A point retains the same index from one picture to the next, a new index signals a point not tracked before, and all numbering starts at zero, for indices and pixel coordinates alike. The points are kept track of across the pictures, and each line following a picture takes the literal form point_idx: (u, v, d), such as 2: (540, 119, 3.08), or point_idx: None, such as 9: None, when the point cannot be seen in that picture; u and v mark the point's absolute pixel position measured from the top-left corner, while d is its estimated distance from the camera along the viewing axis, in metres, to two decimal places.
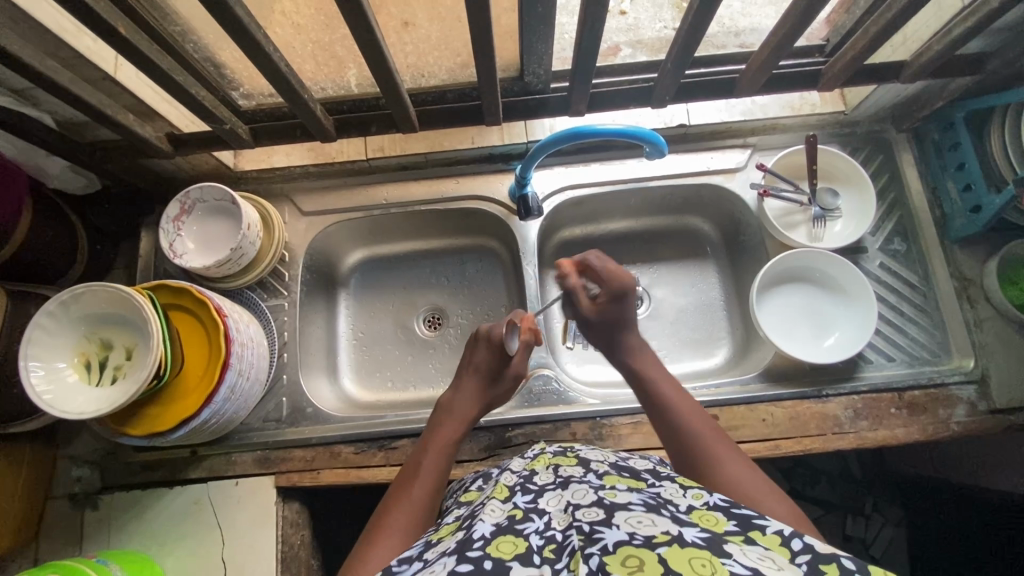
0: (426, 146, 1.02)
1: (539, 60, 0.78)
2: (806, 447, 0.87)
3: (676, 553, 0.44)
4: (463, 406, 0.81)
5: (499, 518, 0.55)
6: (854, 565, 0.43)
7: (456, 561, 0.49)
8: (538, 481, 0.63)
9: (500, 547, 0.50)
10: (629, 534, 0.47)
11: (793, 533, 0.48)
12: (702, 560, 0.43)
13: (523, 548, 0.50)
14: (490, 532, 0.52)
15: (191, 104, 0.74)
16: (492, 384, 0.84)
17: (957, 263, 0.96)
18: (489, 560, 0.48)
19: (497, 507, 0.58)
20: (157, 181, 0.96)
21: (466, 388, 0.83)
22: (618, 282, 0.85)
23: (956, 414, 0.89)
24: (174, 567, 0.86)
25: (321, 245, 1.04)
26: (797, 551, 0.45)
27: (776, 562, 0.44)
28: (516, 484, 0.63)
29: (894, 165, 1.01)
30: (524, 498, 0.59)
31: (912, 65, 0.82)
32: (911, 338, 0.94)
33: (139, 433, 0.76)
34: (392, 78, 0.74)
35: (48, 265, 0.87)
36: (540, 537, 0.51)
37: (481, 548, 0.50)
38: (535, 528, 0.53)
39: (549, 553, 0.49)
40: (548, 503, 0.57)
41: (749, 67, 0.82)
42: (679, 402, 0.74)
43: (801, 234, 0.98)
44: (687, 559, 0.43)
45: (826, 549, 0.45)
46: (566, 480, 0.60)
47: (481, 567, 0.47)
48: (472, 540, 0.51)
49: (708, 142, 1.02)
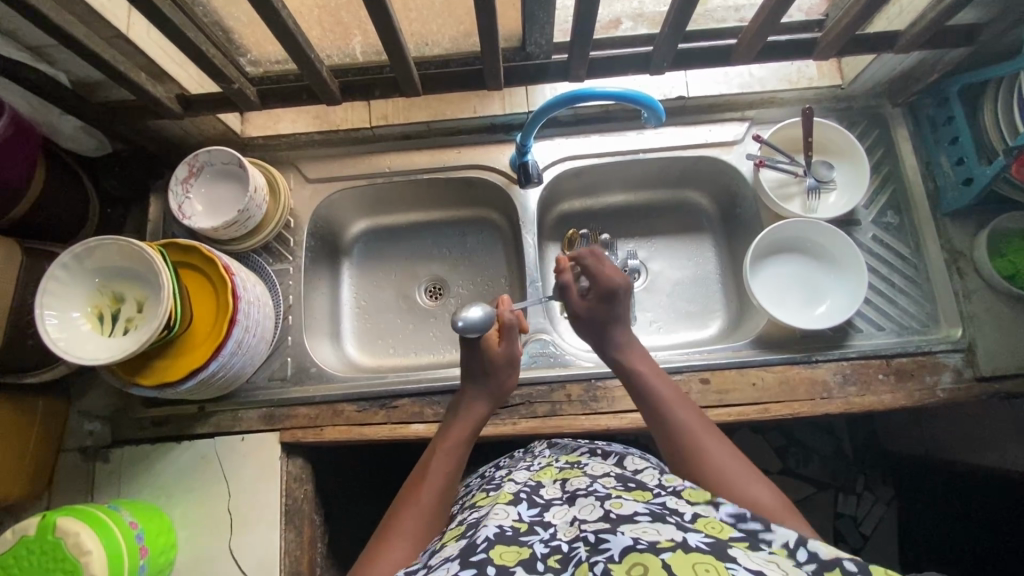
0: (427, 115, 1.04)
1: (540, 29, 0.80)
2: (795, 411, 0.90)
3: (680, 559, 0.47)
4: (469, 410, 0.81)
5: (503, 527, 0.59)
6: (855, 566, 0.49)
7: (459, 565, 0.53)
8: (545, 495, 0.66)
9: (504, 555, 0.54)
10: (633, 540, 0.50)
11: (798, 542, 0.53)
12: (706, 565, 0.46)
13: (526, 555, 0.54)
14: (493, 537, 0.56)
15: (202, 62, 0.75)
16: (491, 377, 0.84)
17: (948, 236, 0.97)
18: (492, 566, 0.52)
19: (504, 515, 0.61)
20: (166, 145, 0.98)
21: (474, 390, 0.83)
22: (606, 282, 0.85)
23: (942, 381, 0.91)
24: (182, 518, 0.90)
25: (325, 213, 1.07)
26: (803, 561, 0.51)
27: (781, 567, 0.49)
28: (523, 493, 0.66)
29: (889, 139, 1.02)
30: (529, 510, 0.62)
31: (906, 35, 0.83)
32: (901, 308, 0.96)
33: (151, 383, 0.79)
34: (396, 41, 0.75)
35: (63, 224, 0.90)
36: (545, 546, 0.55)
37: (483, 552, 0.54)
38: (540, 538, 0.57)
39: (553, 562, 0.53)
40: (554, 516, 0.61)
41: (745, 35, 0.82)
42: (669, 393, 0.76)
43: (796, 206, 1.00)
44: (691, 564, 0.47)
45: (829, 554, 0.51)
46: (572, 495, 0.63)
47: (484, 571, 0.51)
48: (475, 545, 0.55)
49: (707, 115, 1.03)
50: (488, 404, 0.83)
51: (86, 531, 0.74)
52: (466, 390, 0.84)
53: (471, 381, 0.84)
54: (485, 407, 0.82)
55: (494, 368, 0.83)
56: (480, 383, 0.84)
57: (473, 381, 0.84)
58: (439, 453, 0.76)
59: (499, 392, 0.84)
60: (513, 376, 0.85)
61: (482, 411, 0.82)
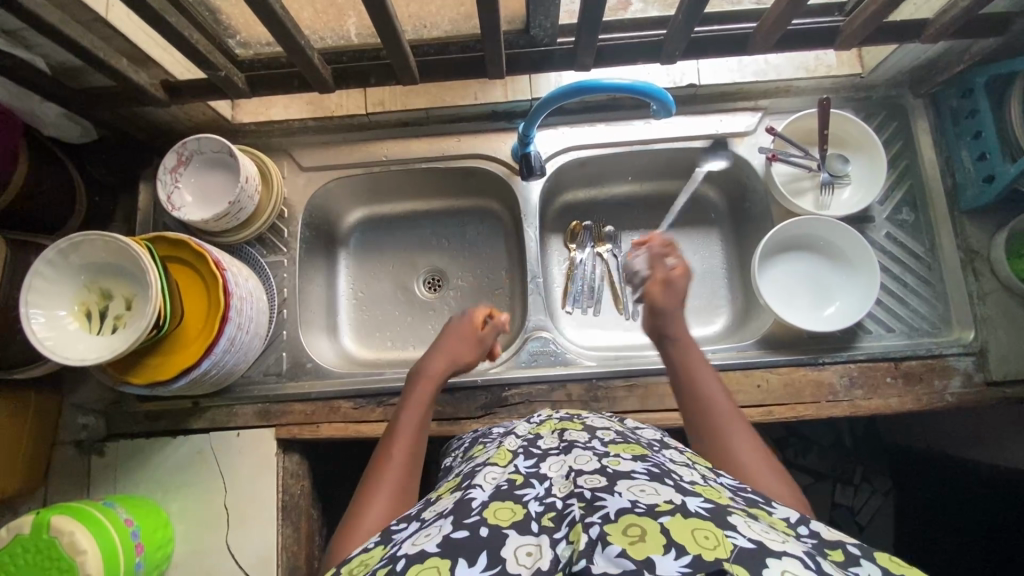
0: (426, 102, 1.00)
1: (545, 12, 0.75)
2: (798, 414, 0.88)
3: (679, 524, 0.44)
4: (431, 368, 0.81)
5: (498, 484, 0.56)
6: (859, 551, 0.46)
7: (451, 526, 0.50)
8: (542, 446, 0.64)
9: (498, 514, 0.51)
10: (631, 502, 0.47)
11: (799, 520, 0.51)
12: (705, 531, 0.43)
13: (520, 514, 0.50)
14: (487, 498, 0.53)
15: (186, 48, 0.71)
16: (459, 340, 0.85)
17: (965, 235, 0.94)
18: (485, 526, 0.49)
19: (497, 473, 0.59)
20: (154, 132, 0.94)
21: (437, 350, 0.83)
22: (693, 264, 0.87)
23: (951, 385, 0.89)
24: (178, 513, 0.90)
25: (320, 203, 1.03)
26: (804, 534, 0.49)
27: (780, 535, 0.46)
28: (519, 448, 0.65)
29: (908, 131, 0.98)
30: (526, 462, 0.60)
31: (935, 24, 0.79)
32: (912, 309, 0.93)
33: (141, 381, 0.77)
34: (391, 26, 0.71)
35: (48, 215, 0.87)
36: (540, 504, 0.52)
37: (477, 513, 0.51)
38: (535, 494, 0.53)
39: (548, 521, 0.49)
40: (550, 468, 0.58)
41: (764, 22, 0.77)
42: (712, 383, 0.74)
43: (808, 202, 0.96)
44: (690, 530, 0.44)
45: (831, 536, 0.49)
46: (569, 446, 0.61)
47: (476, 533, 0.48)
48: (470, 507, 0.52)
49: (717, 105, 0.98)
50: (451, 361, 0.83)
51: (81, 531, 0.74)
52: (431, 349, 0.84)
53: (439, 340, 0.85)
54: (448, 363, 0.82)
55: (464, 334, 0.86)
56: (444, 342, 0.84)
57: (442, 341, 0.85)
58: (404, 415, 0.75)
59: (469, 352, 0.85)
60: (478, 358, 0.87)
61: (446, 373, 0.82)
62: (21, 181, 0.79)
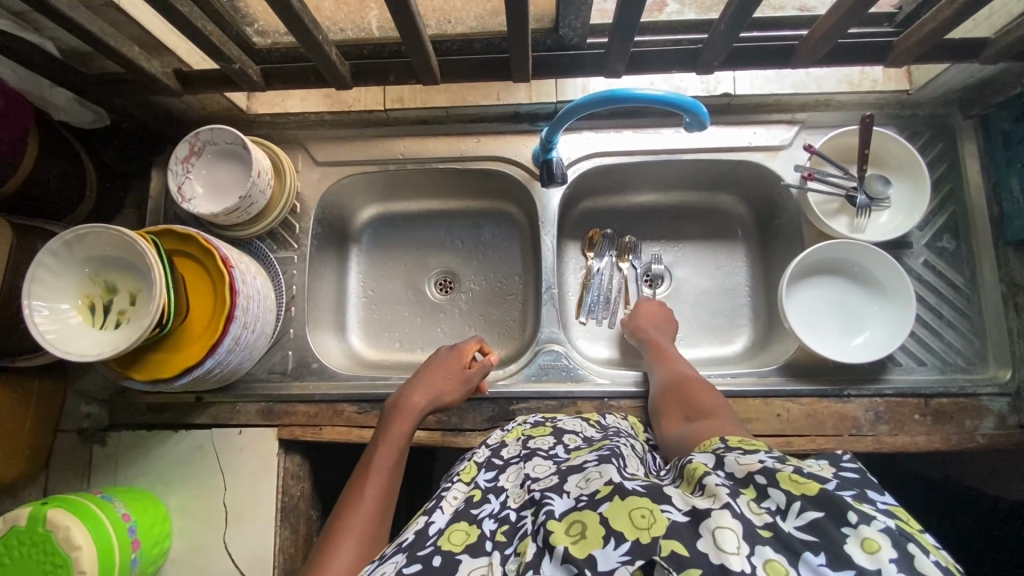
0: (446, 100, 0.95)
1: (576, 11, 0.71)
2: (820, 447, 0.84)
3: (617, 508, 0.46)
4: (412, 401, 0.81)
5: (457, 505, 0.59)
6: (766, 478, 0.48)
7: (405, 559, 0.51)
8: (504, 456, 0.66)
9: (452, 538, 0.53)
10: (574, 500, 0.50)
11: (717, 464, 0.53)
12: (642, 509, 0.46)
13: (474, 536, 0.53)
14: (445, 524, 0.56)
15: (198, 38, 0.68)
16: (443, 376, 0.84)
17: (1009, 267, 0.88)
18: (438, 555, 0.51)
19: (459, 491, 0.61)
20: (167, 119, 0.92)
21: (418, 385, 0.82)
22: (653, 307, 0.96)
23: (983, 426, 0.84)
24: (177, 508, 0.88)
25: (334, 198, 1.01)
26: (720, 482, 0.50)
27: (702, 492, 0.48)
28: (485, 459, 0.67)
29: (954, 154, 0.92)
30: (486, 476, 0.62)
31: (996, 44, 0.73)
32: (946, 343, 0.88)
33: (144, 378, 0.76)
34: (413, 24, 0.67)
35: (55, 201, 0.85)
36: (494, 520, 0.54)
37: (432, 544, 0.53)
38: (490, 511, 0.56)
39: (501, 536, 0.52)
40: (508, 480, 0.61)
41: (813, 33, 0.72)
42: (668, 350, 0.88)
43: (841, 224, 0.91)
44: (628, 511, 0.46)
45: (742, 472, 0.50)
46: (530, 454, 0.64)
47: (429, 565, 0.50)
48: (425, 538, 0.54)
49: (752, 116, 0.94)
50: (431, 396, 0.82)
51: (77, 526, 0.73)
52: (413, 379, 0.84)
53: (420, 375, 0.84)
54: (428, 399, 0.82)
55: (450, 371, 0.85)
56: (426, 377, 0.84)
57: (423, 375, 0.84)
58: (381, 448, 0.75)
59: (453, 390, 0.84)
60: (464, 395, 0.86)
61: (427, 407, 0.82)
62: (30, 164, 0.78)
